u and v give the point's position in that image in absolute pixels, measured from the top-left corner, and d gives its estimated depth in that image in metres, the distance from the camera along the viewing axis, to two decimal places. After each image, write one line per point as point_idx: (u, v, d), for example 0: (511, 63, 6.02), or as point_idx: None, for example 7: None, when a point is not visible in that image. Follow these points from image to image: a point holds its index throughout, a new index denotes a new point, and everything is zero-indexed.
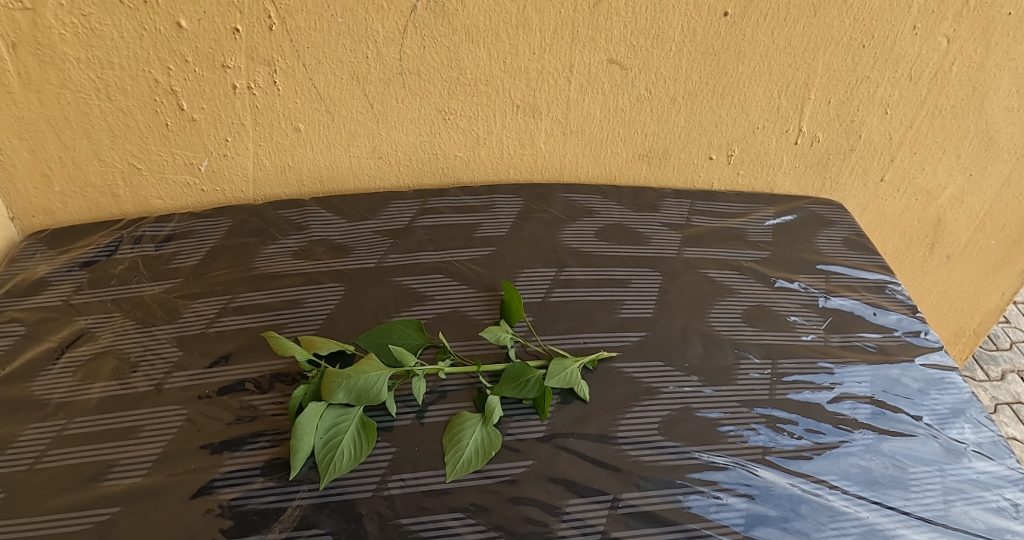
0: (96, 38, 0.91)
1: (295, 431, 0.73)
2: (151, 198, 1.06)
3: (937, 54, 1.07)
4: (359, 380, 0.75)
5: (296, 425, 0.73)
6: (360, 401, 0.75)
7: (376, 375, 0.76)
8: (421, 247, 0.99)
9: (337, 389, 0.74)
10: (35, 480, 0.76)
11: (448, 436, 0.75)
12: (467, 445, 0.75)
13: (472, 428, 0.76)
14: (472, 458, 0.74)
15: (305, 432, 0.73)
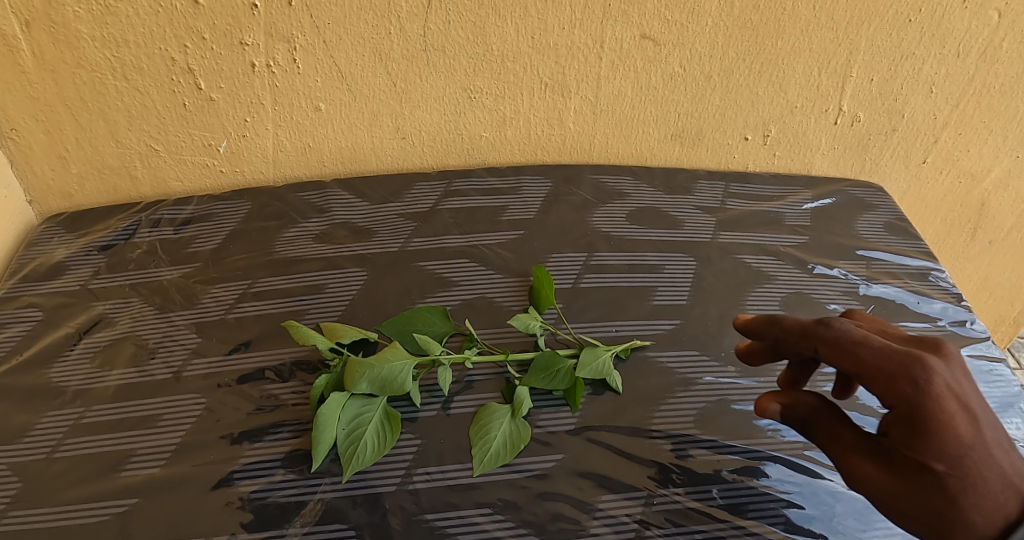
0: (111, 15, 0.89)
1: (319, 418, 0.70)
2: (169, 180, 1.03)
3: (988, 29, 1.01)
4: (382, 370, 0.72)
5: (320, 413, 0.70)
6: (384, 392, 0.72)
7: (400, 363, 0.73)
8: (446, 231, 0.96)
9: (360, 378, 0.71)
10: (51, 470, 0.75)
11: (472, 432, 0.72)
12: (492, 438, 0.72)
13: (500, 420, 0.72)
14: (496, 449, 0.71)
15: (327, 425, 0.71)
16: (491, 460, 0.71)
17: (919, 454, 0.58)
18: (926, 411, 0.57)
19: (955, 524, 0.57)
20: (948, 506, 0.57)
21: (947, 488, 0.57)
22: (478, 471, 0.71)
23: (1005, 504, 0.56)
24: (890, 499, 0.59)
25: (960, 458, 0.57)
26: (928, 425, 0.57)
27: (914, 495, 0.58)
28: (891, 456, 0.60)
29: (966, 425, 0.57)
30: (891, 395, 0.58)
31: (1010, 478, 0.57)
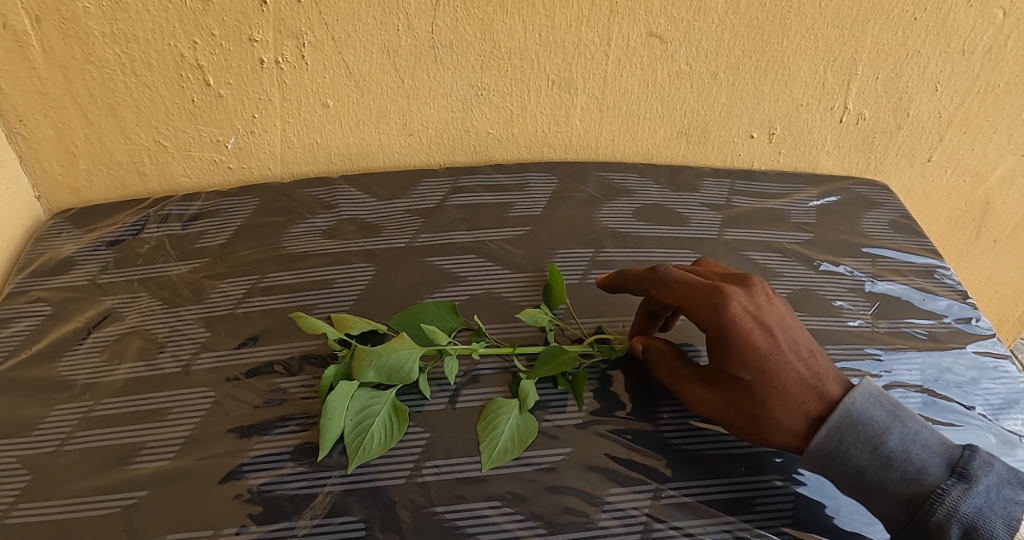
0: (120, 11, 0.89)
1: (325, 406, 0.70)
2: (176, 176, 1.04)
3: (993, 27, 1.02)
4: (389, 359, 0.72)
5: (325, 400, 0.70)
6: (391, 380, 0.72)
7: (405, 353, 0.73)
8: (453, 227, 0.96)
9: (366, 367, 0.71)
10: (61, 462, 0.75)
11: (481, 430, 0.72)
12: (502, 434, 0.72)
13: (507, 413, 0.73)
14: (506, 445, 0.72)
15: (336, 413, 0.71)
16: (501, 456, 0.71)
17: (732, 368, 0.71)
18: (723, 332, 0.70)
19: (765, 425, 0.70)
20: (760, 411, 0.70)
21: (756, 394, 0.70)
22: (488, 467, 0.71)
23: (802, 404, 0.70)
24: (715, 413, 0.72)
25: (756, 368, 0.70)
26: (723, 344, 0.70)
27: (737, 404, 0.71)
28: (712, 376, 0.73)
29: (765, 340, 0.70)
30: (704, 320, 0.72)
31: (802, 385, 0.70)
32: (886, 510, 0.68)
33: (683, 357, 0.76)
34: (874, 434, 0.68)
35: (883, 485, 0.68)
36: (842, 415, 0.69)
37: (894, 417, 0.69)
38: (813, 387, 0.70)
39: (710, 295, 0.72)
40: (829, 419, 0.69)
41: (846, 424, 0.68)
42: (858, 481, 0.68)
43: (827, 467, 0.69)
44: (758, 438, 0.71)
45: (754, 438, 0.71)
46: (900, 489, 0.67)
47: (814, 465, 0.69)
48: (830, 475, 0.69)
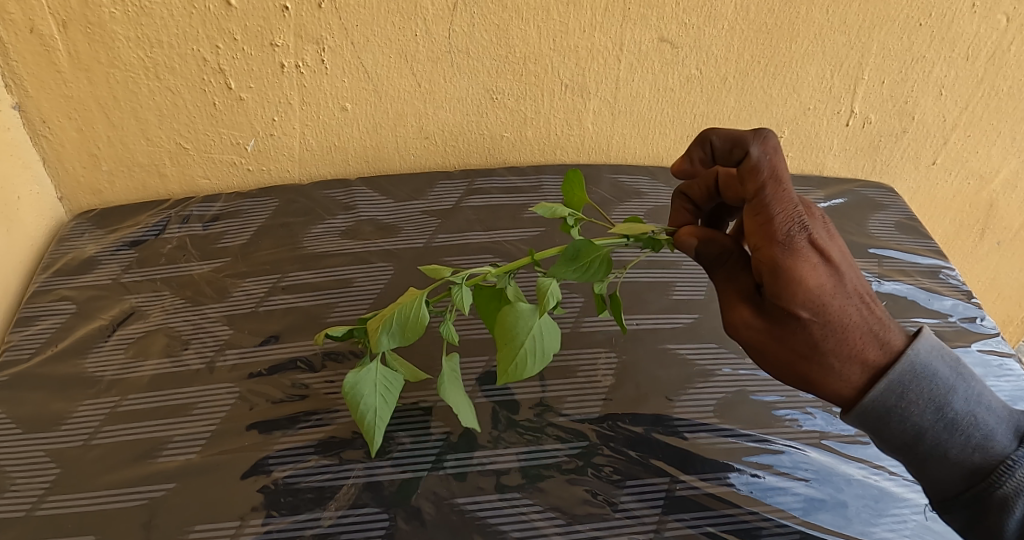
0: (146, 16, 0.91)
1: (348, 394, 0.69)
2: (196, 178, 1.06)
3: (996, 33, 1.04)
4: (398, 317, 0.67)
5: (345, 387, 0.69)
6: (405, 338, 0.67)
7: (410, 300, 0.68)
8: (469, 227, 0.98)
9: (378, 333, 0.67)
10: (89, 456, 0.77)
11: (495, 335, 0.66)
12: (523, 334, 0.65)
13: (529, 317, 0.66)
14: (531, 348, 0.66)
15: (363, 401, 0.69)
16: (529, 363, 0.66)
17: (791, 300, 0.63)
18: (799, 263, 0.62)
19: (812, 370, 0.65)
20: (812, 352, 0.64)
21: (815, 334, 0.63)
22: (523, 378, 0.65)
23: (860, 353, 0.64)
24: (762, 345, 0.66)
25: (822, 306, 0.63)
26: (798, 275, 0.62)
27: (788, 341, 0.64)
28: (765, 305, 0.65)
29: (831, 277, 0.63)
30: (783, 243, 0.63)
31: (865, 331, 0.64)
32: (941, 475, 0.65)
33: (736, 274, 0.68)
34: (941, 393, 0.65)
35: (945, 448, 0.65)
36: (905, 372, 0.64)
37: (957, 374, 0.66)
38: (876, 336, 0.64)
39: (791, 220, 0.63)
40: (887, 374, 0.64)
41: (910, 379, 0.64)
42: (915, 440, 0.65)
43: (880, 422, 0.65)
44: (800, 380, 0.66)
45: (794, 379, 0.66)
46: (963, 455, 0.65)
47: (857, 419, 0.65)
48: (884, 432, 0.65)
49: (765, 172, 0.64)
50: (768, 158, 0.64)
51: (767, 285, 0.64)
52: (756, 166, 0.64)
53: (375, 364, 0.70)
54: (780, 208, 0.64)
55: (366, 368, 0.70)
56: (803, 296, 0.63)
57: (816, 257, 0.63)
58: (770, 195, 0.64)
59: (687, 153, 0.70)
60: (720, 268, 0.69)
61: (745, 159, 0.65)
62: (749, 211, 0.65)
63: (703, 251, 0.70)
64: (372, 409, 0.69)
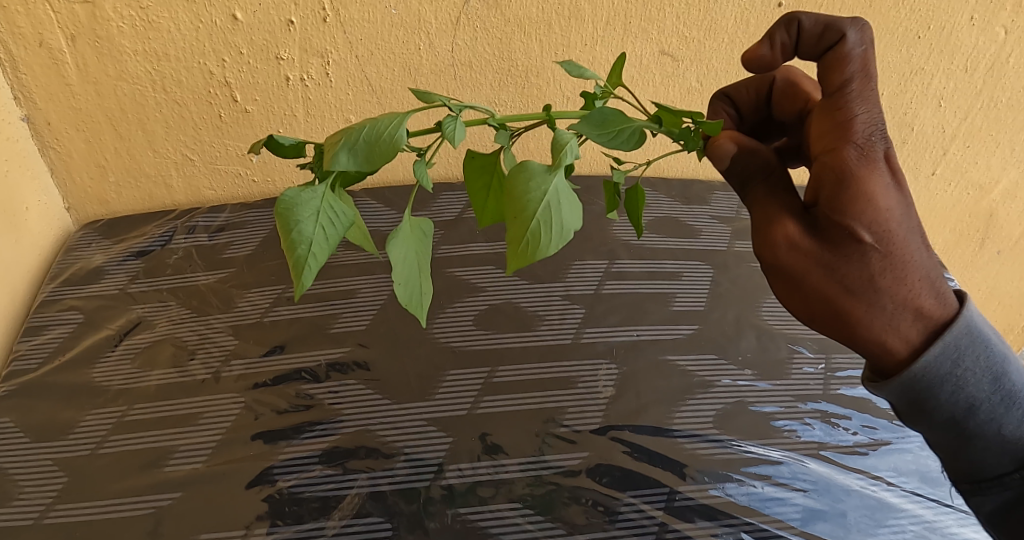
0: (153, 30, 0.93)
1: (280, 210, 0.44)
2: (203, 189, 1.08)
3: (995, 45, 1.05)
4: (366, 132, 0.46)
5: (276, 202, 0.44)
6: (371, 157, 0.45)
7: (388, 118, 0.47)
8: (472, 238, 1.00)
9: (336, 148, 0.46)
10: (96, 465, 0.78)
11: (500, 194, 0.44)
12: (536, 199, 0.44)
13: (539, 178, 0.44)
14: (545, 219, 0.44)
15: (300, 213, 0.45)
16: (542, 239, 0.44)
17: (853, 217, 0.53)
18: (874, 174, 0.53)
19: (855, 315, 0.54)
20: (864, 289, 0.54)
21: (873, 266, 0.53)
22: (533, 262, 0.44)
23: (915, 301, 0.55)
24: (804, 273, 0.54)
25: (886, 234, 0.53)
26: (869, 188, 0.53)
27: (837, 270, 0.54)
28: (816, 222, 0.55)
29: (900, 203, 0.54)
30: (858, 147, 0.53)
31: (925, 277, 0.54)
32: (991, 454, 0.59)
33: (782, 187, 0.56)
34: (997, 364, 0.58)
35: (998, 424, 0.59)
36: (961, 335, 0.56)
37: (1006, 345, 0.59)
38: (937, 285, 0.55)
39: (871, 124, 0.54)
40: (940, 336, 0.56)
41: (968, 343, 0.56)
42: (965, 415, 0.58)
43: (925, 392, 0.57)
44: (836, 324, 0.55)
45: (827, 320, 0.56)
46: (1017, 433, 0.59)
47: (899, 382, 0.56)
48: (932, 403, 0.57)
49: (856, 64, 0.54)
50: (863, 49, 0.54)
51: (829, 196, 0.53)
52: (846, 56, 0.54)
53: (325, 186, 0.46)
54: (862, 108, 0.54)
55: (313, 188, 0.46)
56: (872, 216, 0.53)
57: (889, 175, 0.53)
58: (855, 93, 0.54)
59: (768, 34, 0.57)
60: (763, 181, 0.57)
61: (835, 45, 0.55)
62: (824, 107, 0.55)
63: (737, 161, 0.57)
64: (308, 241, 0.44)
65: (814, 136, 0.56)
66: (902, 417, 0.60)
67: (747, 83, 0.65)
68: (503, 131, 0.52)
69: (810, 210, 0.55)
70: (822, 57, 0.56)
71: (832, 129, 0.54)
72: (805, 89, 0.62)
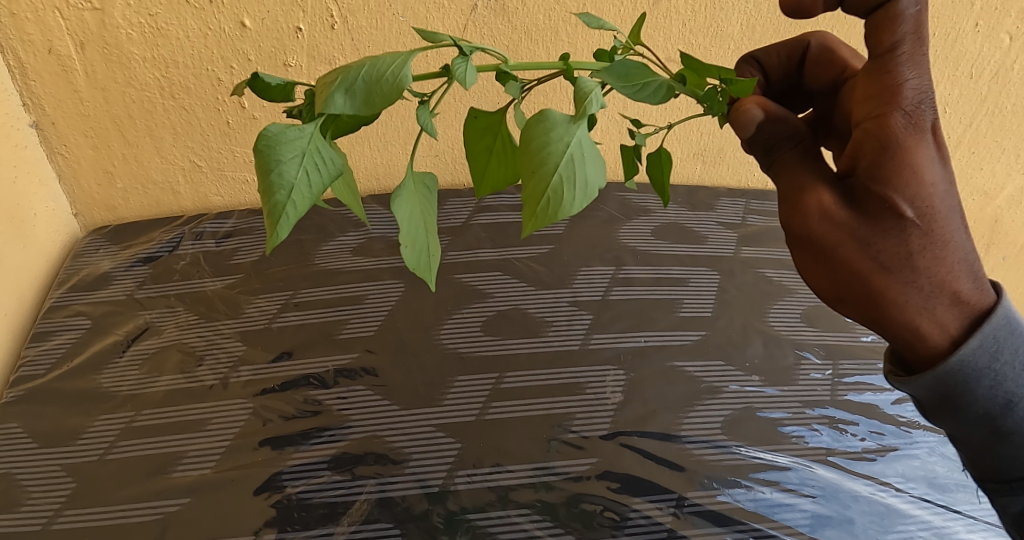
0: (162, 38, 0.93)
1: (260, 149, 0.41)
2: (210, 195, 1.08)
3: (1000, 52, 1.05)
4: (364, 70, 0.43)
5: (258, 138, 0.41)
6: (369, 96, 0.42)
7: (391, 58, 0.43)
8: (478, 245, 1.00)
9: (331, 88, 0.42)
10: (105, 470, 0.78)
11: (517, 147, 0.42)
12: (557, 152, 0.42)
13: (557, 132, 0.42)
14: (568, 174, 0.42)
15: (283, 154, 0.41)
16: (565, 196, 0.42)
17: (893, 191, 0.52)
18: (919, 146, 0.52)
19: (888, 294, 0.54)
20: (900, 267, 0.54)
21: (911, 244, 0.53)
22: (554, 223, 0.41)
23: (952, 284, 0.54)
24: (837, 245, 0.54)
25: (927, 210, 0.53)
26: (914, 160, 0.52)
27: (873, 245, 0.54)
28: (850, 193, 0.54)
29: (944, 179, 0.53)
30: (904, 115, 0.52)
31: (964, 260, 0.54)
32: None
33: (812, 155, 0.56)
34: None
35: None
36: (1000, 326, 0.55)
37: None
38: (975, 269, 0.55)
39: (921, 90, 0.52)
40: (975, 321, 0.55)
41: (1007, 336, 0.56)
42: (1004, 411, 0.57)
43: (961, 385, 0.56)
44: (866, 302, 0.55)
45: (857, 297, 0.56)
46: None
47: (933, 370, 0.56)
48: (968, 398, 0.57)
49: (909, 24, 0.50)
50: (917, 10, 0.50)
51: (870, 165, 0.53)
52: (898, 15, 0.50)
53: (313, 127, 0.43)
54: (913, 72, 0.51)
55: (299, 127, 0.42)
56: (914, 190, 0.52)
57: (934, 149, 0.52)
58: (906, 57, 0.51)
59: None
60: (792, 147, 0.56)
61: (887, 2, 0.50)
62: (870, 69, 0.53)
63: (767, 124, 0.56)
64: (288, 186, 0.41)
65: (858, 101, 0.54)
66: (932, 413, 0.60)
67: (779, 47, 0.64)
68: (513, 81, 0.49)
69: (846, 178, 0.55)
70: (866, 17, 0.51)
71: (878, 94, 0.52)
72: (842, 57, 0.62)
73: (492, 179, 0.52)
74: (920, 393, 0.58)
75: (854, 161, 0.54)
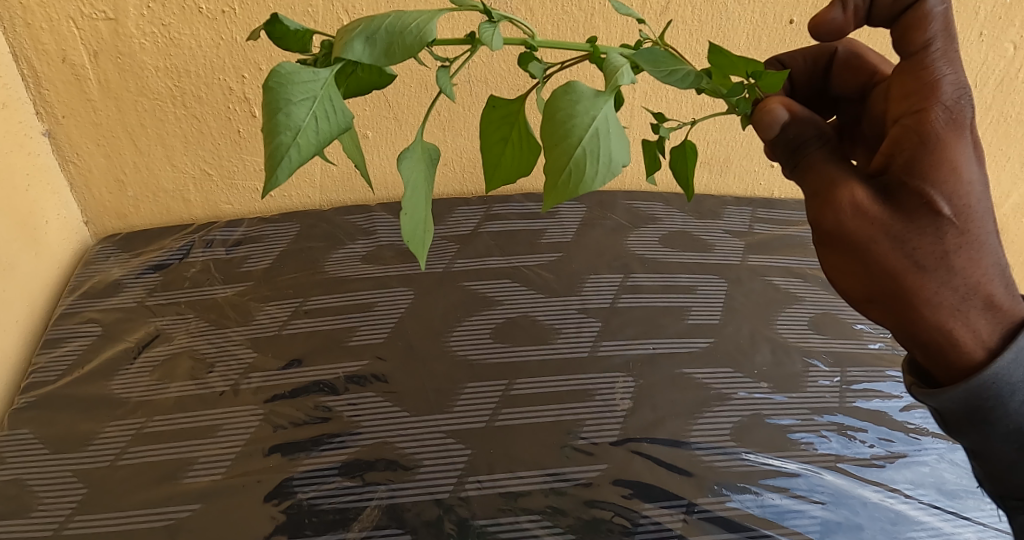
0: (174, 47, 0.94)
1: (270, 85, 0.39)
2: (220, 204, 1.09)
3: (1004, 61, 1.06)
4: (389, 22, 0.42)
5: (269, 72, 0.39)
6: (389, 49, 0.41)
7: (417, 13, 0.43)
8: (487, 253, 1.01)
9: (351, 35, 0.41)
10: (116, 476, 0.78)
11: (543, 119, 0.42)
12: (583, 124, 0.42)
13: (586, 105, 0.42)
14: (592, 149, 0.42)
15: (290, 92, 0.40)
16: (587, 171, 0.42)
17: (931, 188, 0.53)
18: (957, 141, 0.53)
19: (923, 294, 0.55)
20: (935, 267, 0.54)
21: (948, 242, 0.54)
22: (575, 197, 0.41)
23: (985, 287, 0.55)
24: (869, 241, 0.54)
25: (963, 209, 0.53)
26: (952, 156, 0.53)
27: (908, 243, 0.54)
28: (883, 190, 0.54)
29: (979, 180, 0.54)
30: (943, 110, 0.53)
31: (996, 264, 0.55)
32: None
33: (841, 154, 0.55)
34: None
35: None
36: None
37: None
38: (1006, 275, 0.55)
39: (957, 87, 0.53)
40: (1009, 328, 0.55)
41: None
42: None
43: (990, 399, 0.55)
44: (898, 303, 0.56)
45: (889, 298, 0.56)
46: None
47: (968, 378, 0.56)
48: (997, 413, 0.55)
49: (938, 22, 0.53)
50: (944, 8, 0.53)
51: (909, 160, 0.53)
52: (927, 14, 0.53)
53: (328, 72, 0.41)
54: (949, 69, 0.54)
55: (314, 71, 0.41)
56: (953, 187, 0.53)
57: (970, 147, 0.54)
58: (939, 53, 0.54)
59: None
60: (820, 146, 0.55)
61: (915, 3, 0.54)
62: (906, 68, 0.55)
63: (793, 124, 0.55)
64: (295, 127, 0.39)
65: (895, 99, 0.56)
66: (956, 430, 0.58)
67: (805, 51, 0.65)
68: (537, 63, 0.48)
69: (878, 176, 0.55)
70: (897, 20, 0.54)
71: (916, 91, 0.54)
72: (872, 62, 0.63)
73: (502, 173, 0.51)
74: (945, 405, 0.57)
75: (889, 157, 0.55)
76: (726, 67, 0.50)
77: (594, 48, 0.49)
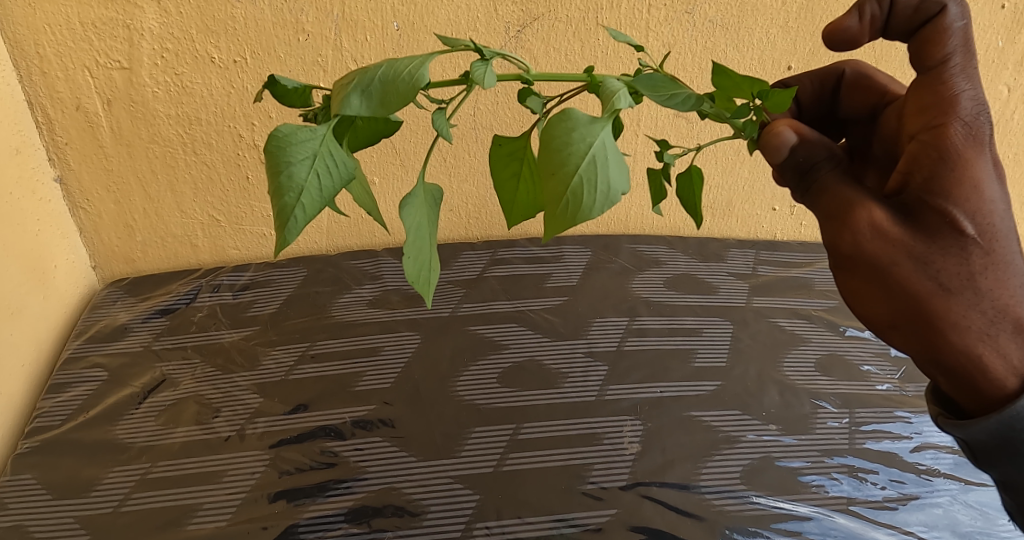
0: (187, 96, 0.96)
1: (271, 149, 0.41)
2: (228, 249, 1.10)
3: (998, 102, 1.08)
4: (382, 73, 0.43)
5: (267, 139, 0.41)
6: (386, 101, 0.42)
7: (409, 60, 0.44)
8: (493, 297, 1.01)
9: (347, 90, 0.42)
10: (120, 523, 0.78)
11: (539, 148, 0.42)
12: (579, 151, 0.42)
13: (586, 132, 0.43)
14: (589, 176, 0.42)
15: (289, 153, 0.41)
16: (585, 198, 0.42)
17: (953, 206, 0.53)
18: (977, 158, 0.53)
19: (950, 318, 0.54)
20: (959, 289, 0.54)
21: (973, 263, 0.54)
22: (574, 225, 0.42)
23: (1014, 309, 0.55)
24: (892, 264, 0.54)
25: (985, 227, 0.54)
26: (973, 173, 0.53)
27: (931, 264, 0.54)
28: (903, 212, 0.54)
29: (1000, 197, 0.54)
30: (962, 126, 0.53)
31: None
32: None
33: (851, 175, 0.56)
34: None
35: None
36: None
37: None
38: None
39: (976, 103, 0.54)
40: None
41: None
42: None
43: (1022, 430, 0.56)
44: (925, 328, 0.55)
45: (914, 323, 0.55)
46: None
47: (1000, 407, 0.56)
48: None
49: (958, 38, 0.54)
50: (964, 23, 0.54)
51: (929, 178, 0.53)
52: (947, 28, 0.54)
53: (326, 129, 0.42)
54: (967, 84, 0.54)
55: (311, 128, 0.42)
56: (975, 204, 0.53)
57: (990, 163, 0.54)
58: (958, 68, 0.54)
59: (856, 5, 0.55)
60: (831, 167, 0.56)
61: (935, 16, 0.54)
62: (924, 83, 0.55)
63: (802, 145, 0.56)
64: (298, 187, 0.40)
65: (910, 115, 0.56)
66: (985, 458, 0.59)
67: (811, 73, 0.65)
68: (535, 97, 0.50)
69: (896, 196, 0.55)
70: (916, 33, 0.55)
71: (932, 106, 0.54)
72: (879, 82, 0.63)
73: (520, 208, 0.52)
74: (974, 436, 0.58)
75: (907, 175, 0.55)
76: (729, 87, 0.52)
77: (591, 77, 0.50)
